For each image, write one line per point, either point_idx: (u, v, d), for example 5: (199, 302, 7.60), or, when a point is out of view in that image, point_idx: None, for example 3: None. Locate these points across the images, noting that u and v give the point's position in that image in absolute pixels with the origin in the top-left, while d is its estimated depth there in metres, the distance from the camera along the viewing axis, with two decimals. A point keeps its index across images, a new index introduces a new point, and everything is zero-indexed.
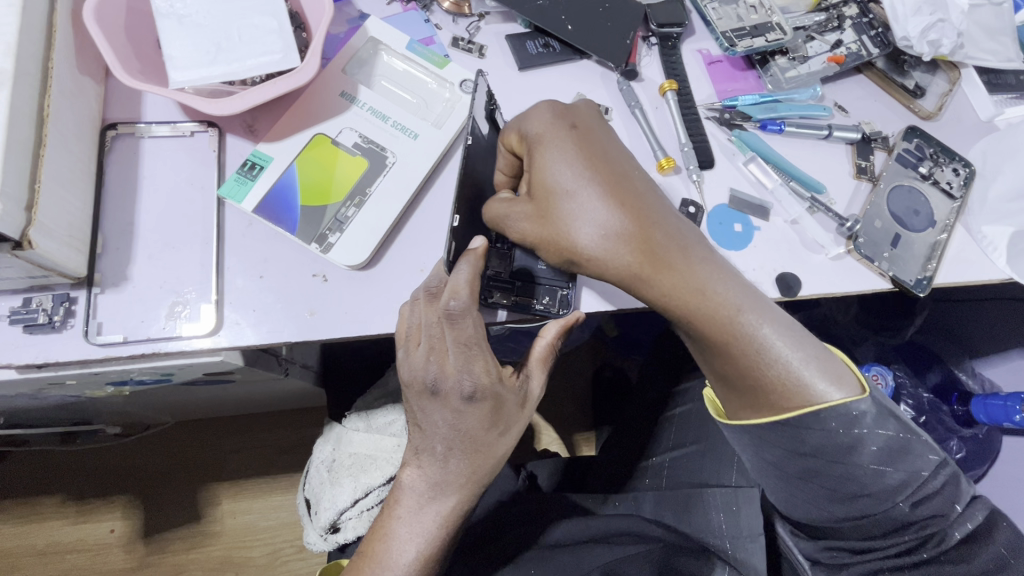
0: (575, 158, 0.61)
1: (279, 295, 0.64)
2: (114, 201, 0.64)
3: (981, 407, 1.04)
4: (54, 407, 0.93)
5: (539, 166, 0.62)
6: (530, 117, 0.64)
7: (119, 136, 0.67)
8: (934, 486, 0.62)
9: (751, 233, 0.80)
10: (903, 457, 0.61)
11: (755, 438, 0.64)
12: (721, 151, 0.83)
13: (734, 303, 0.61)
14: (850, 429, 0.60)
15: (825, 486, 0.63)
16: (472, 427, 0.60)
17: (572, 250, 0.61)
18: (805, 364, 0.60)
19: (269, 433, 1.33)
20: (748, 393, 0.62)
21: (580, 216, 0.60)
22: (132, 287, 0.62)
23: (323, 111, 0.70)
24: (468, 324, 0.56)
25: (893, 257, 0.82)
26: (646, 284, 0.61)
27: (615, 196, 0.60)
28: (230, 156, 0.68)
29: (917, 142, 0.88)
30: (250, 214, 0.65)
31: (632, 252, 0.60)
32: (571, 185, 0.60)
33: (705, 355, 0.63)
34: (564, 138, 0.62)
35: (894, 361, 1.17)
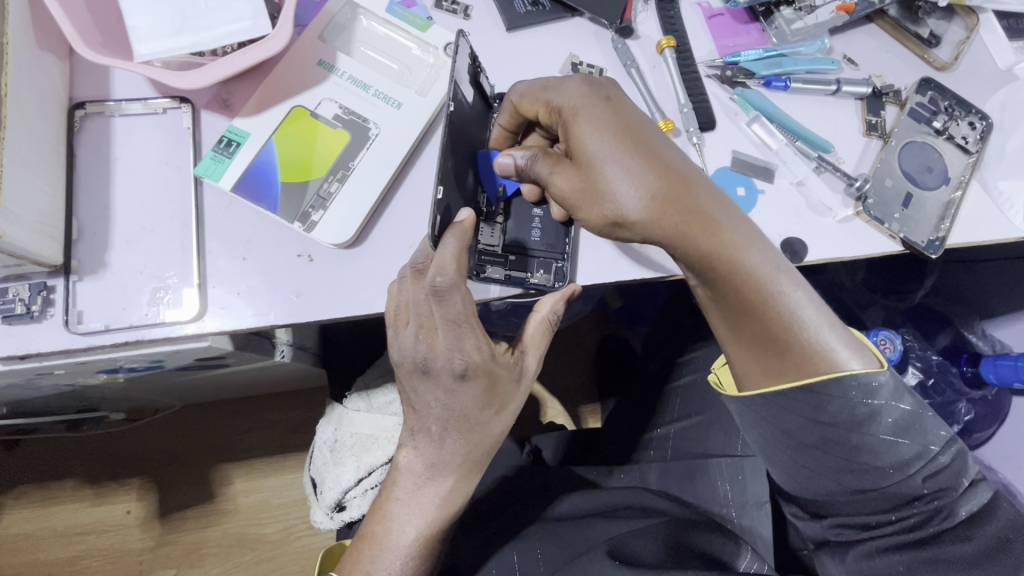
0: (614, 123, 0.58)
1: (265, 277, 0.62)
2: (87, 185, 0.62)
3: (990, 368, 1.01)
4: (55, 395, 0.92)
5: (577, 132, 0.59)
6: (561, 86, 0.62)
7: (88, 116, 0.64)
8: (942, 461, 0.61)
9: (754, 197, 0.76)
10: (917, 430, 0.60)
11: (770, 408, 0.62)
12: (722, 110, 0.79)
13: (767, 266, 0.60)
14: (867, 399, 0.59)
15: (840, 458, 0.60)
16: (466, 406, 0.58)
17: (616, 214, 0.58)
18: (824, 327, 0.60)
19: (276, 413, 1.34)
20: (773, 359, 0.61)
21: (624, 180, 0.57)
22: (111, 274, 0.60)
23: (299, 82, 0.66)
24: (457, 299, 0.53)
25: (904, 217, 0.78)
26: (689, 249, 0.58)
27: (658, 160, 0.58)
28: (205, 133, 0.65)
29: (931, 95, 0.83)
30: (229, 193, 0.63)
31: (677, 216, 0.57)
32: (614, 150, 0.58)
33: (741, 322, 0.61)
34: (598, 108, 0.59)
35: (902, 325, 1.15)
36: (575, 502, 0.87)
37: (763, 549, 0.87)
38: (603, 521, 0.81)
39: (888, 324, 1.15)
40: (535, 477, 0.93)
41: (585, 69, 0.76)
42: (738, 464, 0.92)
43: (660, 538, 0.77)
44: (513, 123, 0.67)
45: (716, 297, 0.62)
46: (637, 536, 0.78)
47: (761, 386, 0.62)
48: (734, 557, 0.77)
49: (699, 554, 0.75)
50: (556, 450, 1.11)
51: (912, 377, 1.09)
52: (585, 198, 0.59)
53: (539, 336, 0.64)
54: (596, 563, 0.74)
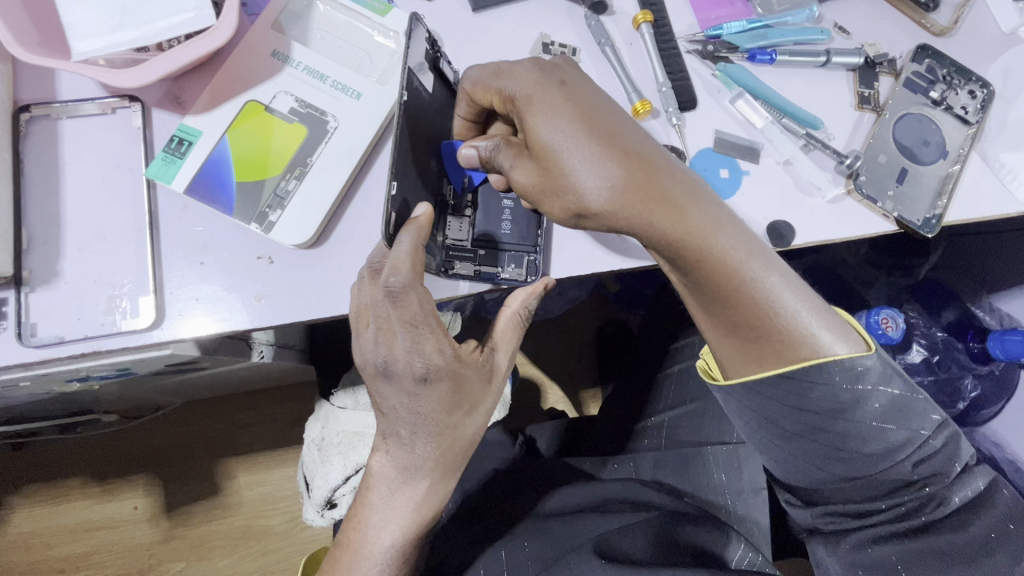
0: (569, 108, 0.54)
1: (224, 281, 0.60)
2: (35, 191, 0.59)
3: (997, 343, 0.97)
4: (46, 400, 0.91)
5: (531, 121, 0.55)
6: (512, 72, 0.57)
7: (34, 120, 0.61)
8: (934, 445, 0.58)
9: (739, 178, 0.73)
10: (906, 414, 0.57)
11: (754, 397, 0.58)
12: (704, 88, 0.75)
13: (741, 249, 0.56)
14: (852, 384, 0.56)
15: (827, 446, 0.58)
16: (433, 410, 0.56)
17: (578, 206, 0.55)
18: (804, 312, 0.56)
19: (275, 407, 1.33)
20: (752, 345, 0.58)
21: (582, 171, 0.54)
22: (65, 284, 0.58)
23: (252, 76, 0.63)
24: (414, 299, 0.51)
25: (898, 195, 0.74)
26: (658, 238, 0.55)
27: (616, 146, 0.54)
28: (157, 133, 0.62)
29: (928, 62, 0.78)
30: (183, 195, 0.60)
31: (641, 206, 0.54)
32: (569, 140, 0.54)
33: (718, 311, 0.58)
34: (550, 94, 0.55)
35: (908, 301, 1.11)
36: (564, 498, 0.85)
37: (758, 536, 0.85)
38: (590, 517, 0.80)
39: (894, 304, 1.11)
40: (525, 470, 0.91)
41: (557, 49, 0.73)
42: (734, 453, 0.91)
43: (651, 535, 0.75)
44: (472, 113, 0.63)
45: (691, 285, 0.58)
46: (628, 533, 0.75)
47: (743, 375, 0.59)
48: (727, 551, 0.76)
49: (688, 549, 0.74)
50: (551, 441, 1.08)
51: (916, 355, 1.05)
52: (546, 191, 0.56)
53: (509, 333, 0.62)
54: (583, 563, 0.71)
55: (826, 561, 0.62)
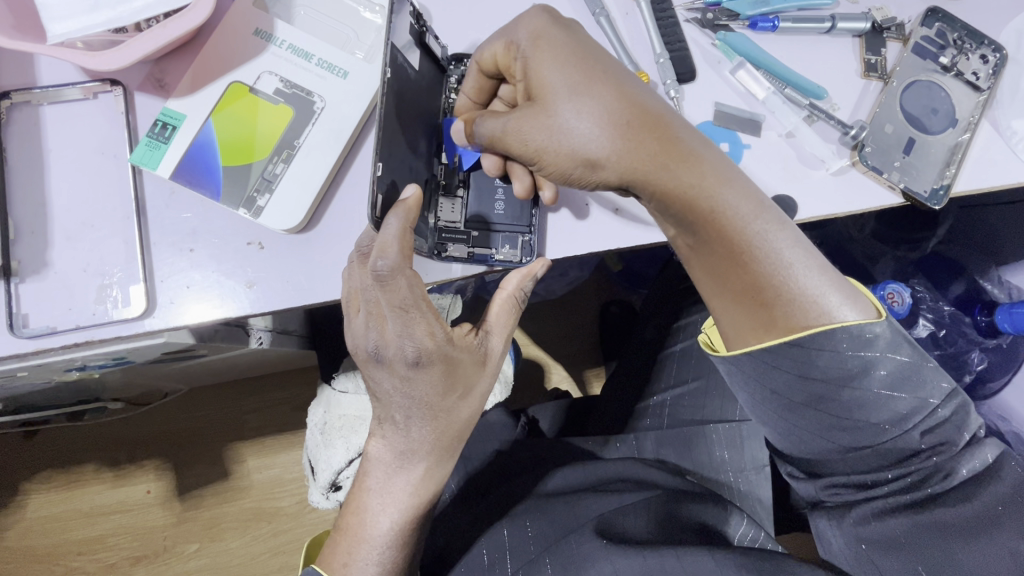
0: (578, 55, 0.55)
1: (215, 268, 0.59)
2: (21, 181, 0.59)
3: (1005, 316, 0.96)
4: (52, 389, 0.91)
5: (540, 65, 0.55)
6: (518, 20, 0.57)
7: (15, 106, 0.60)
8: (944, 415, 0.57)
9: (740, 152, 0.71)
10: (916, 382, 0.56)
11: (760, 368, 0.56)
12: (703, 58, 0.72)
13: (748, 205, 0.55)
14: (862, 351, 0.54)
15: (834, 417, 0.56)
16: (427, 394, 0.55)
17: (585, 151, 0.54)
18: (811, 272, 0.55)
19: (280, 392, 1.34)
20: (759, 310, 0.56)
21: (592, 114, 0.54)
22: (54, 274, 0.57)
23: (235, 56, 0.61)
24: (402, 283, 0.49)
25: (904, 166, 0.73)
26: (665, 184, 0.54)
27: (625, 91, 0.55)
28: (140, 117, 0.61)
29: (938, 27, 0.75)
30: (169, 181, 0.59)
31: (649, 150, 0.54)
32: (580, 83, 0.54)
33: (724, 270, 0.57)
34: (557, 40, 0.56)
35: (913, 275, 1.10)
36: (565, 477, 0.85)
37: (761, 512, 0.87)
38: (590, 495, 0.80)
39: (900, 276, 1.10)
40: (527, 451, 0.92)
41: None
42: (736, 431, 0.91)
43: (653, 514, 0.76)
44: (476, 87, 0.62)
45: (696, 243, 0.57)
46: (630, 511, 0.76)
47: (750, 344, 0.57)
48: (729, 526, 0.76)
49: (691, 526, 0.75)
50: (554, 421, 1.08)
51: (922, 329, 1.04)
52: (549, 139, 0.55)
53: (508, 310, 0.61)
54: (584, 543, 0.71)
55: (830, 533, 0.62)
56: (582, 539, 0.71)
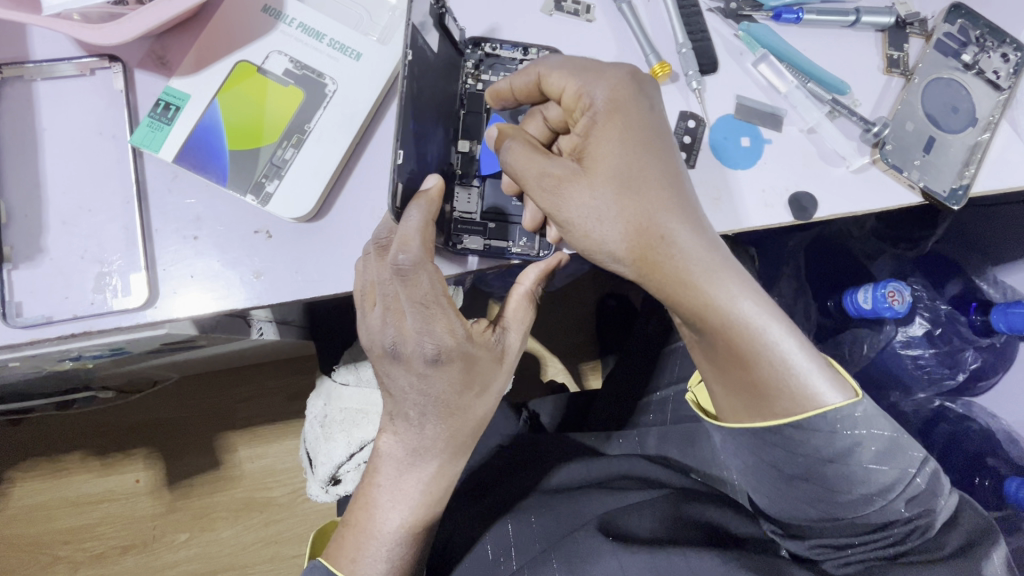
0: (644, 145, 0.55)
1: (220, 256, 0.57)
2: (13, 162, 0.55)
3: (1000, 316, 0.94)
4: (42, 379, 0.88)
5: (603, 136, 0.55)
6: (603, 73, 0.56)
7: (7, 82, 0.56)
8: (919, 483, 0.57)
9: (760, 147, 0.69)
10: (895, 455, 0.55)
11: (751, 440, 0.57)
12: (726, 50, 0.70)
13: (761, 312, 0.54)
14: (848, 432, 0.53)
15: (822, 488, 0.56)
16: (443, 392, 0.54)
17: (603, 232, 0.54)
18: (818, 376, 0.53)
19: (274, 381, 1.31)
20: (754, 401, 0.55)
21: (627, 198, 0.54)
22: (49, 260, 0.55)
23: (243, 33, 0.58)
24: (423, 278, 0.50)
25: (924, 165, 0.72)
26: (669, 282, 0.55)
27: (675, 196, 0.55)
28: (140, 96, 0.58)
29: (960, 23, 0.74)
30: (172, 164, 0.56)
31: (664, 251, 0.54)
32: (632, 165, 0.54)
33: (722, 362, 0.55)
34: (631, 120, 0.55)
35: (911, 274, 1.08)
36: (570, 473, 0.84)
37: None
38: (594, 491, 0.78)
39: (897, 275, 1.08)
40: (530, 446, 0.90)
41: (570, 6, 0.67)
42: None
43: (659, 514, 0.72)
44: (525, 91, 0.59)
45: (700, 339, 0.57)
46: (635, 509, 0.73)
47: (740, 420, 0.57)
48: (731, 524, 0.72)
49: (696, 524, 0.71)
50: (554, 414, 1.06)
51: (917, 328, 1.04)
52: (574, 204, 0.55)
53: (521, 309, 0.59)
54: (591, 538, 0.69)
55: None
56: (587, 534, 0.69)
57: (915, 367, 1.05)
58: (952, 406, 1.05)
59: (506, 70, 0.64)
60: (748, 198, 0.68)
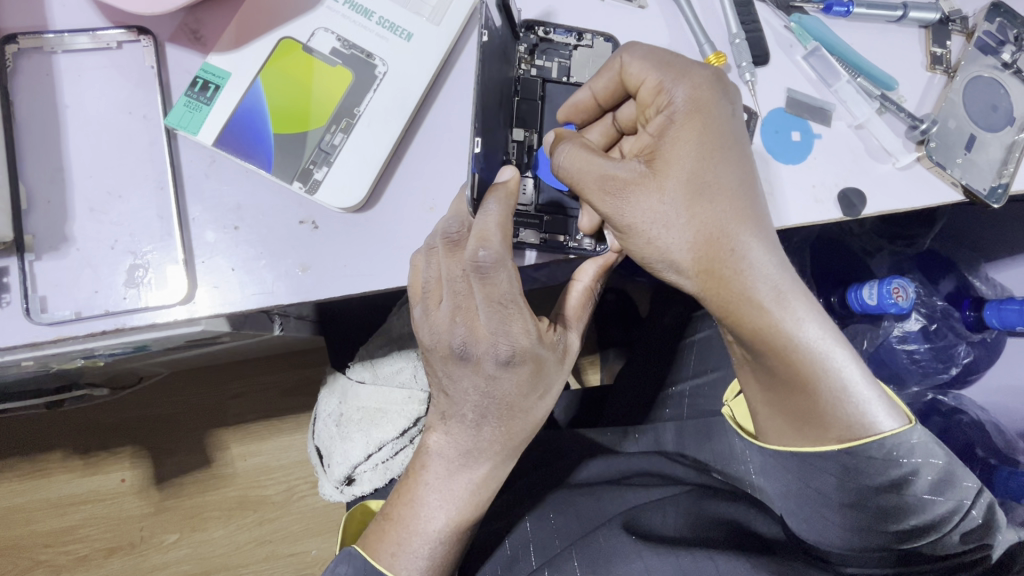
0: (717, 151, 0.56)
1: (263, 248, 0.53)
2: (33, 143, 0.51)
3: (993, 313, 0.95)
4: (33, 378, 0.81)
5: (680, 138, 0.56)
6: (686, 73, 0.57)
7: (23, 53, 0.51)
8: (976, 517, 0.58)
9: (810, 142, 0.68)
10: (950, 486, 0.57)
11: (801, 465, 0.59)
12: (776, 42, 0.69)
13: (826, 338, 0.57)
14: (901, 460, 0.56)
15: (872, 516, 0.58)
16: (509, 393, 0.55)
17: (666, 238, 0.56)
18: (878, 404, 0.56)
19: (267, 377, 1.25)
20: (808, 426, 0.58)
21: (698, 206, 0.55)
22: (76, 251, 0.50)
23: (287, 8, 0.54)
24: (502, 277, 0.50)
25: (966, 163, 0.71)
26: (734, 298, 0.57)
27: (741, 208, 0.56)
28: (173, 73, 0.53)
29: (1000, 22, 0.75)
30: (211, 148, 0.52)
31: (734, 266, 0.56)
32: (709, 171, 0.55)
33: (775, 385, 0.59)
34: (707, 122, 0.56)
35: (909, 271, 1.09)
36: (593, 470, 0.82)
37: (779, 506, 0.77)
38: (620, 489, 0.76)
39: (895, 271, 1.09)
40: (551, 444, 0.87)
41: None
42: None
43: (683, 514, 0.70)
44: (606, 90, 0.60)
45: (755, 359, 0.60)
46: (656, 510, 0.70)
47: (784, 442, 0.60)
48: (758, 525, 0.70)
49: (719, 524, 0.68)
50: (567, 410, 1.04)
51: (913, 324, 1.04)
52: (642, 206, 0.55)
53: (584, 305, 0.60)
54: (613, 537, 0.67)
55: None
56: (609, 534, 0.67)
57: (911, 362, 1.05)
58: (943, 399, 1.01)
59: (560, 56, 0.62)
60: (799, 194, 0.67)
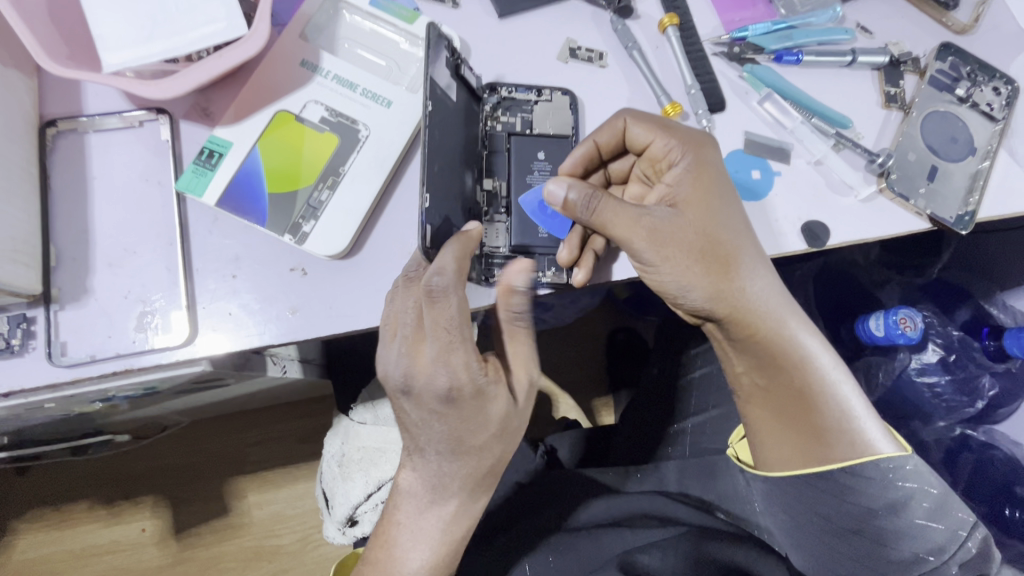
0: (727, 197, 0.62)
1: (258, 294, 0.59)
2: (64, 210, 0.58)
3: (1014, 340, 0.92)
4: (56, 422, 0.86)
5: (696, 186, 0.61)
6: (689, 132, 0.63)
7: (61, 134, 0.60)
8: (971, 549, 0.57)
9: (771, 179, 0.72)
10: (942, 513, 0.58)
11: (805, 489, 0.59)
12: (731, 90, 0.74)
13: (825, 355, 0.62)
14: (898, 484, 0.57)
15: (874, 543, 0.58)
16: (459, 428, 0.57)
17: (694, 274, 0.60)
18: (872, 424, 0.59)
19: (284, 424, 1.28)
20: (819, 444, 0.59)
21: (718, 244, 0.60)
22: (95, 301, 0.57)
23: (283, 86, 0.63)
24: (451, 304, 0.52)
25: (930, 193, 0.74)
26: (753, 324, 0.61)
27: (752, 245, 0.62)
28: (185, 145, 0.61)
29: (951, 60, 0.79)
30: (214, 208, 0.59)
31: (751, 292, 0.61)
32: (723, 213, 0.61)
33: (784, 404, 0.61)
34: (714, 172, 0.62)
35: (922, 301, 1.08)
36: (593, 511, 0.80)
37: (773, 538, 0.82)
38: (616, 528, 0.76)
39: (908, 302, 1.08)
40: (544, 483, 0.86)
41: (584, 53, 0.71)
42: None
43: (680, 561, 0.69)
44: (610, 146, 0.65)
45: (769, 383, 0.62)
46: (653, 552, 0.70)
47: (787, 467, 0.60)
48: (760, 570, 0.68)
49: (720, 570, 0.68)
50: (572, 451, 1.02)
51: (931, 355, 1.01)
52: (669, 244, 0.59)
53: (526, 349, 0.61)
54: None
55: None
56: None
57: (933, 396, 1.02)
58: (974, 433, 1.02)
59: (522, 112, 0.69)
60: (763, 227, 0.70)
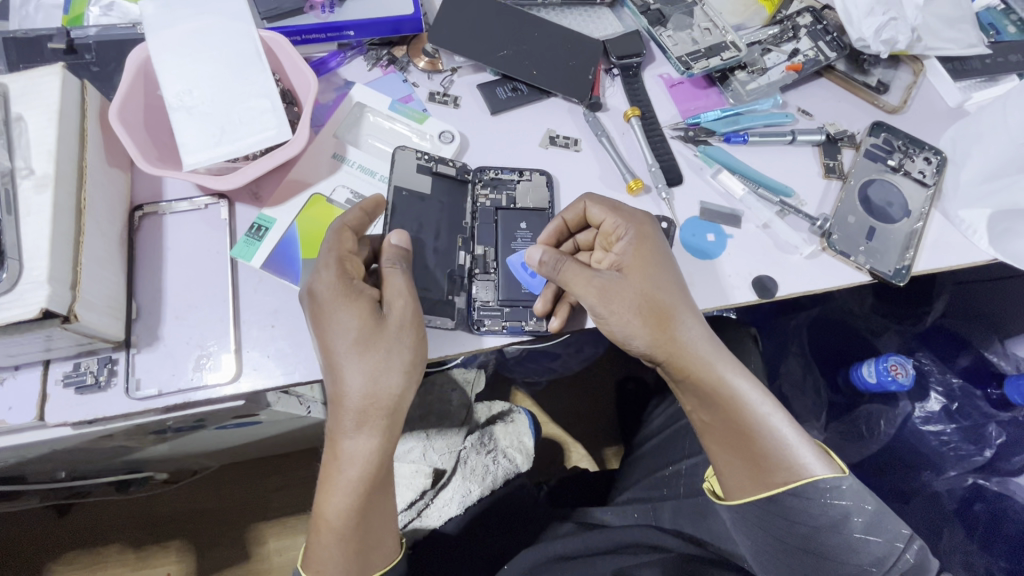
0: (664, 264, 0.74)
1: (291, 341, 0.72)
2: (144, 274, 0.74)
3: (1015, 389, 1.02)
4: (111, 455, 0.98)
5: (637, 256, 0.74)
6: (632, 212, 0.77)
7: (145, 216, 0.77)
8: (909, 560, 0.64)
9: (724, 241, 0.84)
10: (880, 527, 0.64)
11: (758, 513, 0.67)
12: (688, 166, 0.88)
13: (754, 392, 0.70)
14: (835, 502, 0.64)
15: (822, 557, 0.65)
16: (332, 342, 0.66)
17: (641, 327, 0.71)
18: (806, 449, 0.67)
19: (306, 470, 1.39)
20: (762, 473, 0.67)
21: (658, 301, 0.72)
22: (164, 345, 0.71)
23: (317, 174, 0.80)
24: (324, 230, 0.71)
25: (870, 250, 0.85)
26: (693, 368, 0.71)
27: (686, 300, 0.73)
28: (239, 222, 0.77)
29: (884, 136, 0.91)
30: (260, 270, 0.74)
31: (688, 339, 0.72)
32: (661, 276, 0.73)
33: (724, 436, 0.70)
34: (653, 243, 0.75)
35: (919, 350, 1.14)
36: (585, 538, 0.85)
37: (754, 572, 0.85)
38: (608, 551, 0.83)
39: (905, 351, 1.15)
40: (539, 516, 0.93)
41: (562, 140, 0.87)
42: None
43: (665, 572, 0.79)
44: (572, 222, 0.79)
45: (714, 421, 0.71)
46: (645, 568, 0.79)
47: (747, 495, 0.68)
48: None
49: None
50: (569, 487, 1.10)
51: (934, 403, 1.09)
52: (617, 302, 0.71)
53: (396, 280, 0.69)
54: None
55: None
56: None
57: (941, 444, 1.07)
58: (987, 483, 1.04)
59: (508, 189, 0.84)
60: (719, 282, 0.82)
